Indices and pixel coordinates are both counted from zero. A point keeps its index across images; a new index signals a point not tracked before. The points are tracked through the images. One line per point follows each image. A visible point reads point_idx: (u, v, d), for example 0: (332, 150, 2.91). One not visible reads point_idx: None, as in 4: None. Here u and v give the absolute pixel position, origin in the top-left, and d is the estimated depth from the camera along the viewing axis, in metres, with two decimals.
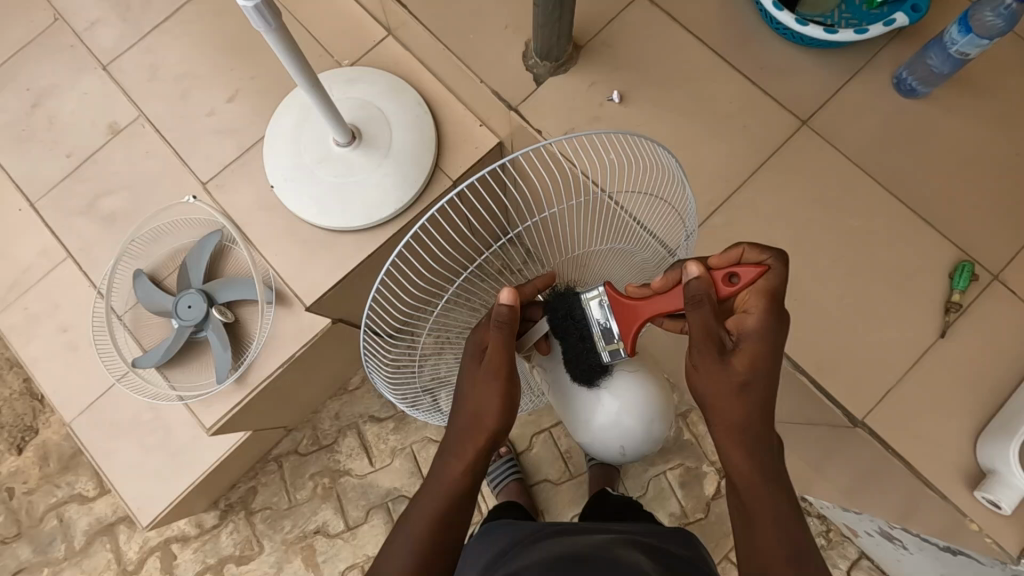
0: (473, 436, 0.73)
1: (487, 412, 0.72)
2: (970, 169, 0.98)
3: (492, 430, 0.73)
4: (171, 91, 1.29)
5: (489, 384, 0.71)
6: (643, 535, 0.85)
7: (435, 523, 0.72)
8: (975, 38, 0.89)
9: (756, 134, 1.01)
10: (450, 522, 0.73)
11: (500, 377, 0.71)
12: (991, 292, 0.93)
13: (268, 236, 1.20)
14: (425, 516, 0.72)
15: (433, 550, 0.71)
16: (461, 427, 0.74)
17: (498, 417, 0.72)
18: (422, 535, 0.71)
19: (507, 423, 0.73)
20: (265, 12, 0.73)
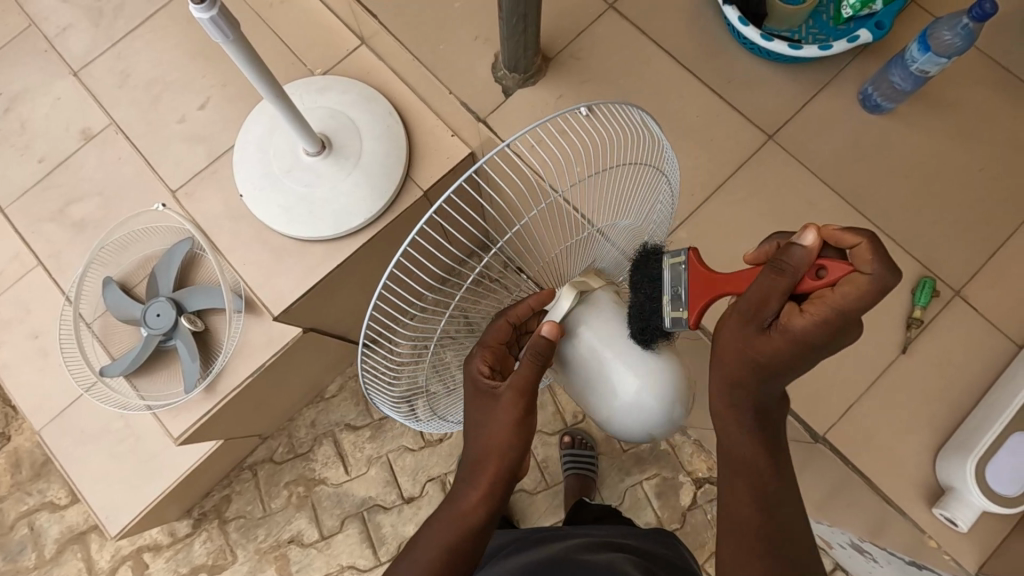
0: (489, 471, 0.68)
1: (505, 450, 0.67)
2: (934, 184, 0.98)
3: (509, 465, 0.68)
4: (142, 97, 1.29)
5: (507, 422, 0.66)
6: (627, 537, 0.84)
7: (449, 556, 0.67)
8: (934, 56, 0.90)
9: (722, 149, 1.01)
10: (467, 556, 0.68)
11: (518, 416, 0.66)
12: (952, 308, 0.93)
13: (237, 245, 1.19)
14: (436, 550, 0.68)
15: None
16: (476, 464, 0.69)
17: (514, 453, 0.67)
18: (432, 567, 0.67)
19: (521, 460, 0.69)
20: (223, 25, 0.73)
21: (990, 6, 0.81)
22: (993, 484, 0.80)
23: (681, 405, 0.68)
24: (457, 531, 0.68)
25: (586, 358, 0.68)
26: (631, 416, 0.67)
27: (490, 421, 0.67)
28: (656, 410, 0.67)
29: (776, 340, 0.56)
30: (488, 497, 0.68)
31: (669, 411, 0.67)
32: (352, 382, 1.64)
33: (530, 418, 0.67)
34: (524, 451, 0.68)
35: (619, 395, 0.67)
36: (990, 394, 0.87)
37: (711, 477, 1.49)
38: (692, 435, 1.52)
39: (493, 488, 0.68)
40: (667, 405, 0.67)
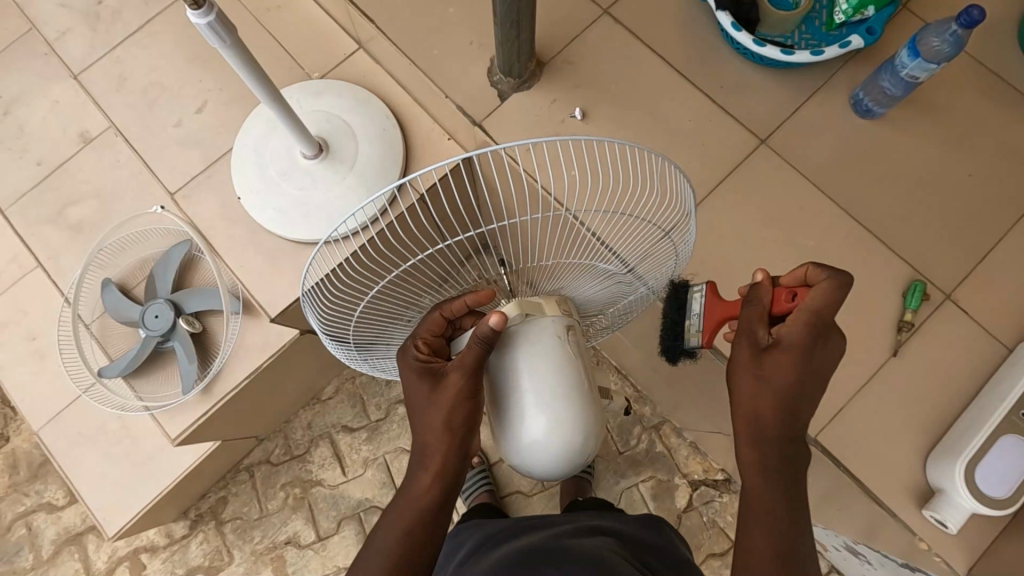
0: (438, 451, 0.70)
1: (452, 428, 0.70)
2: (925, 188, 0.99)
3: (458, 441, 0.71)
4: (141, 100, 1.30)
5: (452, 401, 0.70)
6: (615, 524, 0.84)
7: (407, 539, 0.69)
8: (923, 62, 0.90)
9: (715, 153, 1.02)
10: (427, 537, 0.70)
11: (463, 399, 0.70)
12: (943, 310, 0.94)
13: (233, 247, 1.20)
14: (396, 535, 0.69)
15: (410, 567, 0.68)
16: (424, 447, 0.71)
17: (461, 434, 0.71)
18: (391, 554, 0.68)
19: (469, 441, 0.72)
20: (219, 29, 0.74)
21: (978, 13, 0.82)
22: (982, 484, 0.80)
23: (582, 453, 0.74)
24: (416, 514, 0.70)
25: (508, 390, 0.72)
26: (531, 455, 0.72)
27: (434, 404, 0.70)
28: (558, 455, 0.72)
29: (777, 358, 0.64)
30: (443, 476, 0.71)
31: (569, 457, 0.73)
32: (349, 384, 1.65)
33: (477, 394, 0.70)
34: (472, 427, 0.71)
35: (527, 433, 0.71)
36: (981, 397, 0.87)
37: (706, 479, 1.50)
38: (687, 438, 1.52)
39: (445, 467, 0.71)
40: (570, 451, 0.72)
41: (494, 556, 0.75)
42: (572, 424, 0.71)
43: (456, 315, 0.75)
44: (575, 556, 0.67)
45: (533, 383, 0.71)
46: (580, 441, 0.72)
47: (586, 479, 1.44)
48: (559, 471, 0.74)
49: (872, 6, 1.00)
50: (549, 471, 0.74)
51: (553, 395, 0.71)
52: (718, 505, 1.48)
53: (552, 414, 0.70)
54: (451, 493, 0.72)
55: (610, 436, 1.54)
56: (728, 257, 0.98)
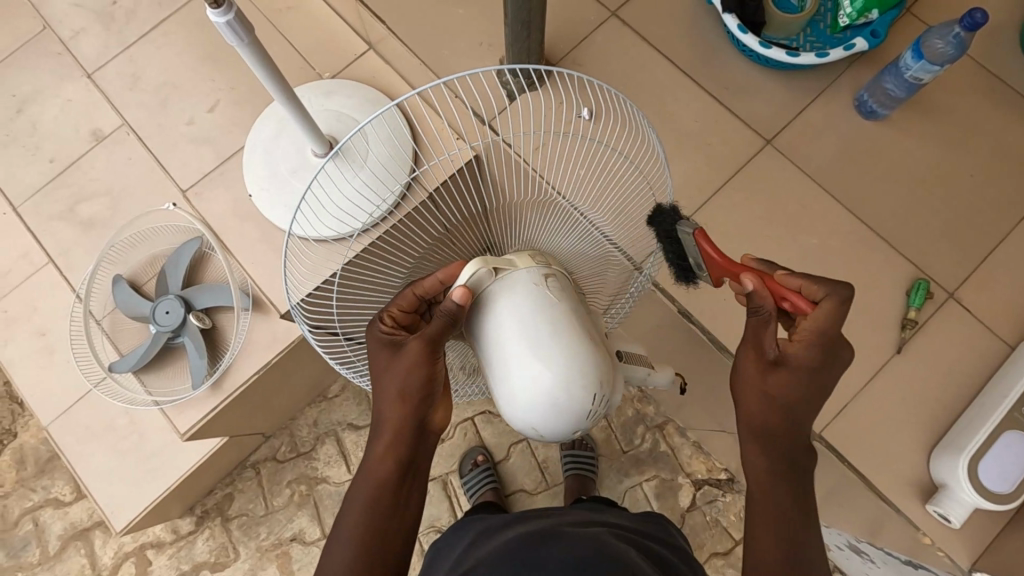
0: (392, 422, 0.72)
1: (406, 397, 0.71)
2: (929, 189, 1.00)
3: (411, 411, 0.71)
4: (153, 99, 1.31)
5: (408, 370, 0.70)
6: (617, 518, 0.84)
7: (371, 513, 0.71)
8: (927, 64, 0.92)
9: (720, 153, 1.04)
10: (391, 508, 0.71)
11: (419, 368, 0.70)
12: (946, 309, 0.95)
13: (245, 244, 1.22)
14: (361, 507, 0.71)
15: (374, 541, 0.70)
16: (381, 418, 0.72)
17: (417, 402, 0.71)
18: (356, 526, 0.70)
19: (426, 409, 0.72)
20: (238, 28, 0.75)
21: (981, 16, 0.84)
22: (985, 479, 0.82)
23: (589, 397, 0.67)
24: (377, 485, 0.71)
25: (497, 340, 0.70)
26: (531, 409, 0.67)
27: (391, 373, 0.71)
28: (562, 402, 0.66)
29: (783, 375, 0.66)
30: (399, 448, 0.72)
31: (574, 403, 0.66)
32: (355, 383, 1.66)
33: (435, 361, 0.71)
34: (428, 395, 0.72)
35: (526, 378, 0.67)
36: (984, 394, 0.89)
37: (709, 478, 1.50)
38: (691, 437, 1.53)
39: (400, 438, 0.72)
40: (576, 394, 0.66)
41: (499, 544, 0.74)
42: (566, 360, 0.66)
43: (429, 293, 0.76)
44: (575, 545, 0.67)
45: (510, 328, 0.69)
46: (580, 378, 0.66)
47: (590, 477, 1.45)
48: (569, 425, 0.68)
49: (877, 9, 1.01)
50: (558, 425, 0.67)
51: (534, 333, 0.68)
52: (722, 504, 1.48)
53: (541, 354, 0.67)
54: (413, 464, 0.73)
55: (613, 435, 1.55)
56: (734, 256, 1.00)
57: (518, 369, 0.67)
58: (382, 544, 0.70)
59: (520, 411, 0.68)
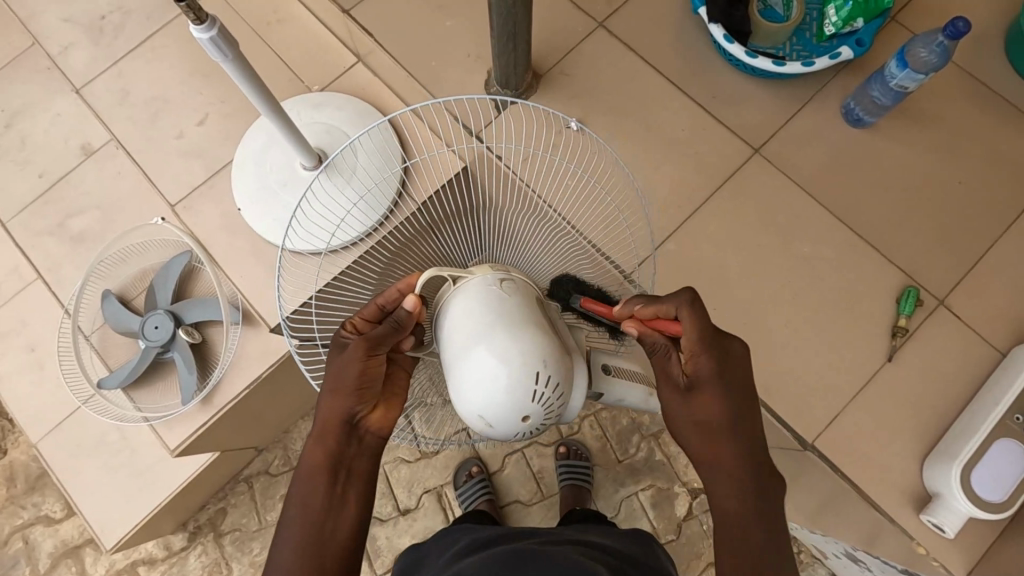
0: (324, 415, 0.71)
1: (340, 392, 0.70)
2: (916, 196, 1.00)
3: (343, 401, 0.70)
4: (142, 114, 1.31)
5: (345, 365, 0.70)
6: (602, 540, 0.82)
7: (309, 509, 0.68)
8: (912, 73, 0.91)
9: (709, 162, 1.04)
10: (325, 506, 0.68)
11: (357, 360, 0.70)
12: (936, 316, 0.95)
13: (234, 256, 1.21)
14: (296, 505, 0.69)
15: (314, 539, 0.67)
16: (316, 414, 0.71)
17: (353, 393, 0.70)
18: (295, 525, 0.67)
19: (362, 400, 0.71)
20: (221, 43, 0.76)
21: (963, 25, 0.83)
22: (980, 490, 0.81)
23: (539, 381, 0.64)
24: (313, 481, 0.69)
25: (450, 336, 0.69)
26: (484, 396, 0.64)
27: (330, 367, 0.71)
28: (515, 383, 0.63)
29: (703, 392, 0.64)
30: (332, 445, 0.70)
31: (521, 386, 0.64)
32: None
33: (373, 357, 0.70)
34: (364, 390, 0.70)
35: (473, 366, 0.65)
36: (975, 402, 0.88)
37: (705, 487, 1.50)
38: None
39: (331, 431, 0.70)
40: (527, 376, 0.64)
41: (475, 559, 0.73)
42: (517, 338, 0.65)
43: (391, 302, 0.74)
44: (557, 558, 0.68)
45: (462, 320, 0.69)
46: (532, 362, 0.64)
47: (585, 485, 1.44)
48: (526, 411, 0.65)
49: (862, 17, 1.01)
50: (514, 408, 0.64)
51: (483, 320, 0.67)
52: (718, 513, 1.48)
53: (490, 337, 0.66)
54: (350, 463, 0.71)
55: (608, 444, 1.54)
56: (724, 265, 0.99)
57: (466, 362, 0.66)
58: (317, 543, 0.67)
59: (467, 402, 0.65)
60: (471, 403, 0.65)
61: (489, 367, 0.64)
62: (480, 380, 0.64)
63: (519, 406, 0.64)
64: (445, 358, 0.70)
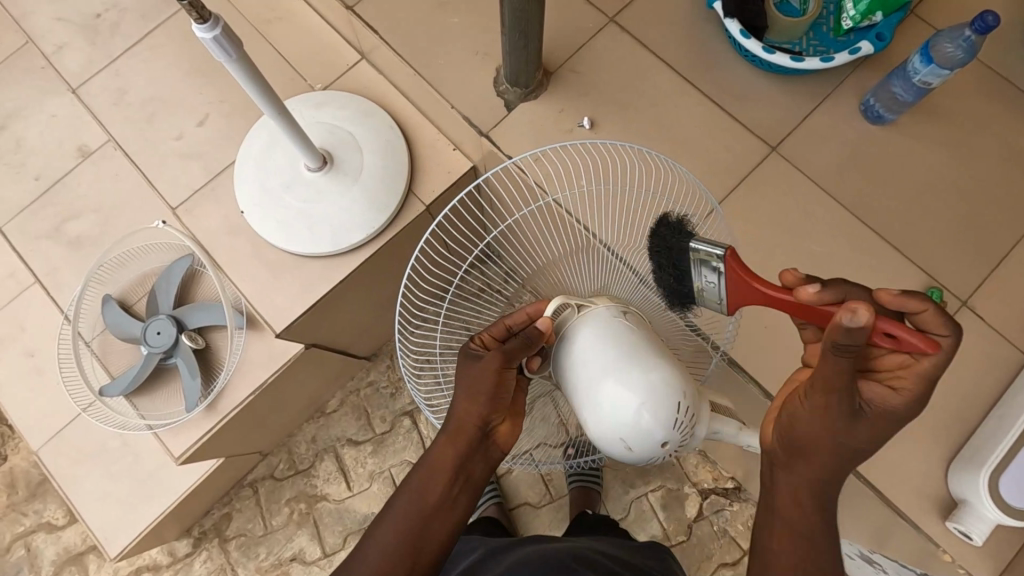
0: (457, 417, 0.73)
1: (473, 399, 0.72)
2: (937, 194, 0.98)
3: (476, 410, 0.72)
4: (139, 114, 1.27)
5: (481, 375, 0.72)
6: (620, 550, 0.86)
7: (420, 507, 0.71)
8: (937, 68, 0.88)
9: (725, 161, 1.01)
10: (435, 506, 0.71)
11: (496, 371, 0.72)
12: (960, 317, 0.92)
13: (236, 260, 1.16)
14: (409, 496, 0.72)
15: (422, 535, 0.70)
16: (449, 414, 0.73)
17: (485, 404, 0.72)
18: (405, 516, 0.70)
19: (493, 413, 0.72)
20: (225, 43, 0.74)
21: (992, 19, 0.79)
22: (1007, 496, 0.80)
23: (676, 407, 0.70)
24: (430, 476, 0.72)
25: (576, 364, 0.74)
26: (624, 424, 0.69)
27: (467, 372, 0.74)
28: (652, 411, 0.69)
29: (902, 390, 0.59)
30: (458, 448, 0.72)
31: (663, 413, 0.69)
32: (353, 398, 1.68)
33: (505, 372, 0.72)
34: (496, 401, 0.72)
35: (610, 398, 0.70)
36: (1000, 406, 0.86)
37: (716, 487, 1.50)
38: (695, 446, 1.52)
39: (461, 435, 0.72)
40: (664, 405, 0.69)
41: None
42: (655, 372, 0.70)
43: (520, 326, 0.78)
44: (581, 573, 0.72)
45: (593, 351, 0.73)
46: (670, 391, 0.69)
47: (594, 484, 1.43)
48: (664, 436, 0.70)
49: (881, 11, 0.98)
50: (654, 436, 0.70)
51: (616, 349, 0.72)
52: (729, 513, 1.48)
53: (624, 369, 0.71)
54: (468, 469, 0.72)
55: None
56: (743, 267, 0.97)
57: (604, 392, 0.71)
58: (419, 538, 0.70)
59: (602, 428, 0.71)
60: (611, 431, 0.71)
61: (632, 400, 0.69)
62: (621, 410, 0.69)
63: (654, 432, 0.69)
64: (572, 384, 0.75)
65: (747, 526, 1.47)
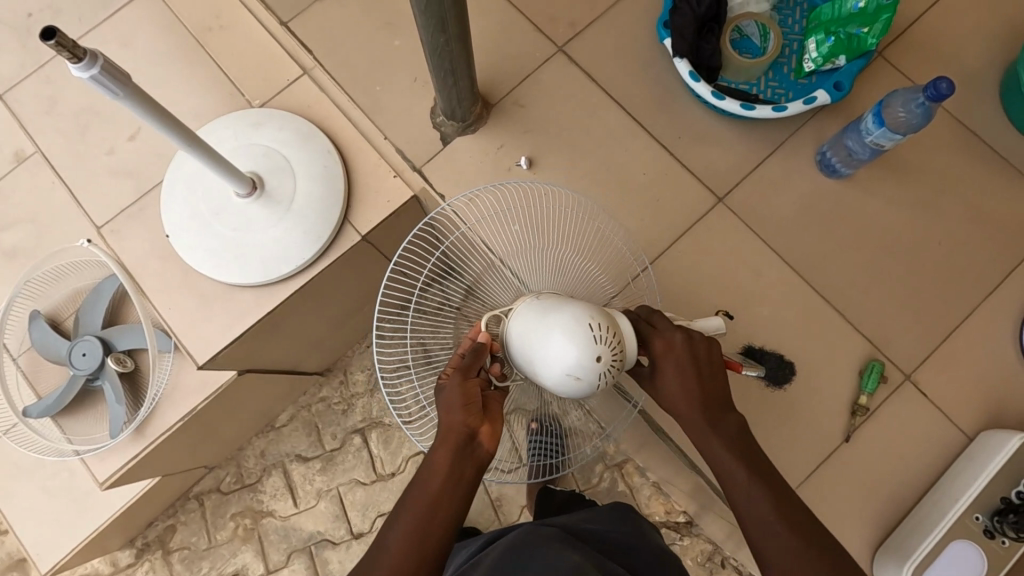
0: (441, 428, 0.69)
1: (451, 407, 0.69)
2: (891, 256, 0.92)
3: (457, 416, 0.69)
4: (70, 124, 1.20)
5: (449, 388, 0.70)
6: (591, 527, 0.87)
7: (419, 516, 0.65)
8: (889, 132, 0.82)
9: (670, 210, 0.95)
10: (429, 513, 0.65)
11: (461, 377, 0.70)
12: (902, 393, 0.87)
13: (161, 287, 1.09)
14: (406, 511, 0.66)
15: (425, 546, 0.64)
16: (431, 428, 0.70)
17: (463, 409, 0.69)
18: (404, 529, 0.64)
19: (474, 418, 0.69)
20: (108, 81, 0.68)
21: (946, 87, 0.72)
22: None
23: (593, 324, 0.67)
24: (423, 492, 0.67)
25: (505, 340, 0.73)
26: (563, 360, 0.65)
27: (438, 389, 0.71)
28: (575, 335, 0.66)
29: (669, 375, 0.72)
30: (446, 456, 0.67)
31: (584, 333, 0.66)
32: (305, 413, 1.64)
33: (470, 379, 0.70)
34: (471, 407, 0.69)
35: (543, 346, 0.67)
36: (935, 492, 0.82)
37: (668, 521, 1.46)
38: (650, 478, 1.48)
39: (446, 442, 0.68)
40: (582, 325, 0.66)
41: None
42: (565, 308, 0.69)
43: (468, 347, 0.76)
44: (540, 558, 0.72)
45: (518, 323, 0.71)
46: (580, 311, 0.67)
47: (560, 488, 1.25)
48: (596, 351, 0.65)
49: (844, 55, 0.91)
50: (587, 352, 0.65)
51: (534, 306, 0.71)
52: (679, 548, 1.44)
53: (539, 320, 0.69)
54: (459, 477, 0.67)
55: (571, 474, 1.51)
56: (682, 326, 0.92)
57: (537, 348, 0.68)
58: (419, 546, 0.64)
59: (552, 378, 0.66)
60: (560, 373, 0.66)
61: (554, 337, 0.66)
62: (554, 350, 0.66)
63: (586, 349, 0.65)
64: (519, 364, 0.71)
65: (697, 562, 1.43)
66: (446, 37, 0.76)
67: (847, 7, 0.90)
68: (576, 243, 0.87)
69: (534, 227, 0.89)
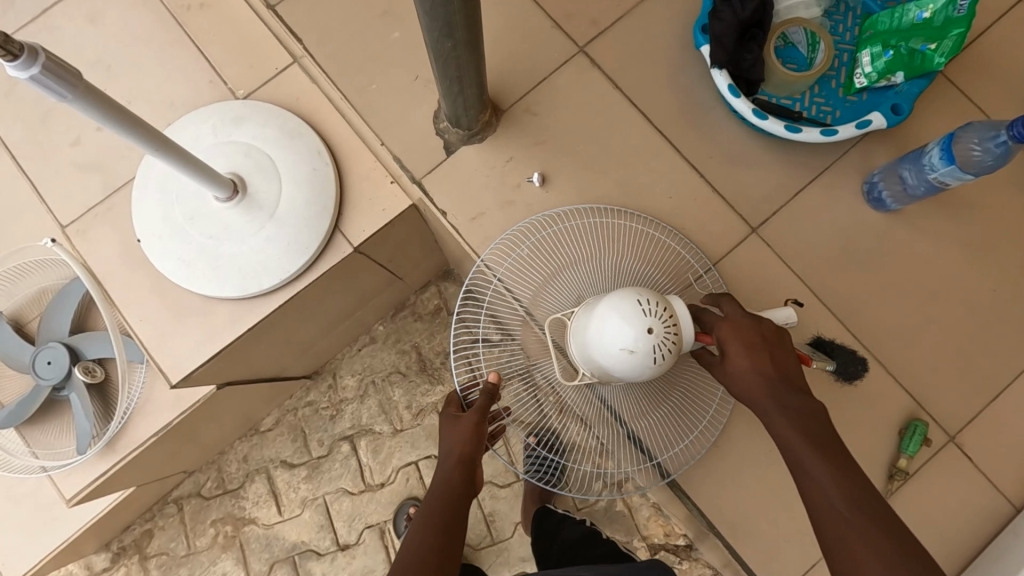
0: (452, 455, 0.78)
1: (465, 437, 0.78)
2: (939, 301, 0.83)
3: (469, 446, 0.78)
4: (31, 107, 1.09)
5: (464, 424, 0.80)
6: None
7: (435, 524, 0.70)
8: (957, 170, 0.73)
9: (697, 238, 0.86)
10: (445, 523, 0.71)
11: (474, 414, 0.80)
12: (944, 455, 0.79)
13: (130, 295, 1.00)
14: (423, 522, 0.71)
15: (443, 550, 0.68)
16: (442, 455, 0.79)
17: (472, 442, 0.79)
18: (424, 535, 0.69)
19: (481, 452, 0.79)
20: (55, 83, 0.55)
21: None
22: None
23: (640, 298, 0.65)
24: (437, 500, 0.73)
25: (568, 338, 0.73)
26: (614, 338, 0.64)
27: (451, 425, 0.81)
28: (620, 311, 0.65)
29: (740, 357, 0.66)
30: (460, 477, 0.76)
31: (629, 307, 0.64)
32: (290, 417, 1.53)
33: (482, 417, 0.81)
34: (480, 441, 0.79)
35: (596, 331, 0.67)
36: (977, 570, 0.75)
37: (667, 543, 1.39)
38: (650, 498, 1.41)
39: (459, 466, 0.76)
40: (627, 302, 0.65)
41: None
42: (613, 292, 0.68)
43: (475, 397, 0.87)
44: None
45: (577, 319, 0.72)
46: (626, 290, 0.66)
47: (567, 518, 1.14)
48: (644, 322, 0.63)
49: (903, 71, 0.81)
50: (633, 325, 0.63)
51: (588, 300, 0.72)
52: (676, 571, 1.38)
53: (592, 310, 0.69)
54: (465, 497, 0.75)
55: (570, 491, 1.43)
56: None
57: (591, 335, 0.67)
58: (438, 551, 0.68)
59: (611, 359, 0.65)
60: (616, 351, 0.64)
61: (603, 319, 0.66)
62: (606, 333, 0.65)
63: (635, 322, 0.63)
64: (583, 358, 0.71)
65: None
66: (453, 42, 0.65)
67: (910, 17, 0.80)
68: (612, 265, 0.82)
69: (562, 243, 0.85)
